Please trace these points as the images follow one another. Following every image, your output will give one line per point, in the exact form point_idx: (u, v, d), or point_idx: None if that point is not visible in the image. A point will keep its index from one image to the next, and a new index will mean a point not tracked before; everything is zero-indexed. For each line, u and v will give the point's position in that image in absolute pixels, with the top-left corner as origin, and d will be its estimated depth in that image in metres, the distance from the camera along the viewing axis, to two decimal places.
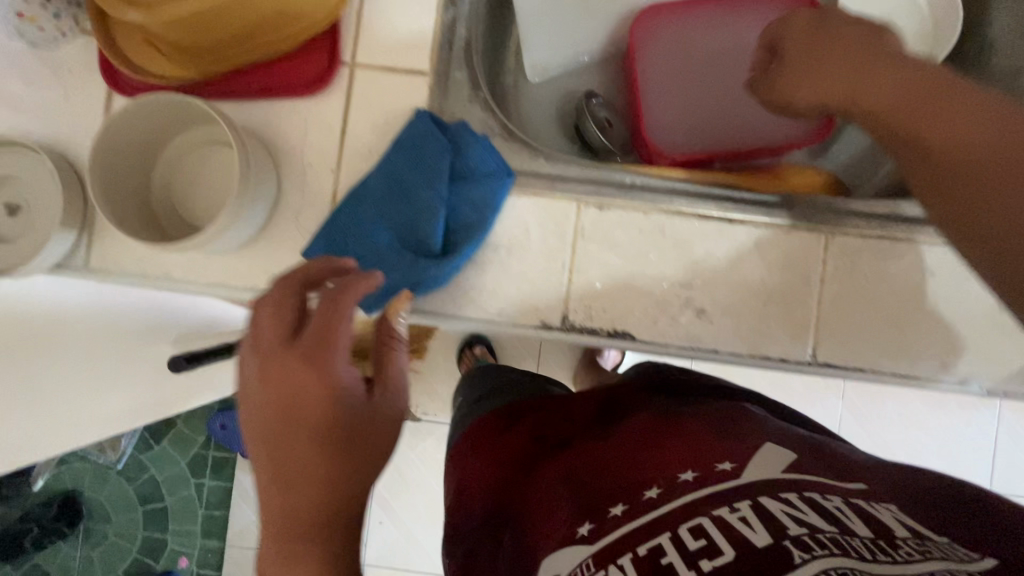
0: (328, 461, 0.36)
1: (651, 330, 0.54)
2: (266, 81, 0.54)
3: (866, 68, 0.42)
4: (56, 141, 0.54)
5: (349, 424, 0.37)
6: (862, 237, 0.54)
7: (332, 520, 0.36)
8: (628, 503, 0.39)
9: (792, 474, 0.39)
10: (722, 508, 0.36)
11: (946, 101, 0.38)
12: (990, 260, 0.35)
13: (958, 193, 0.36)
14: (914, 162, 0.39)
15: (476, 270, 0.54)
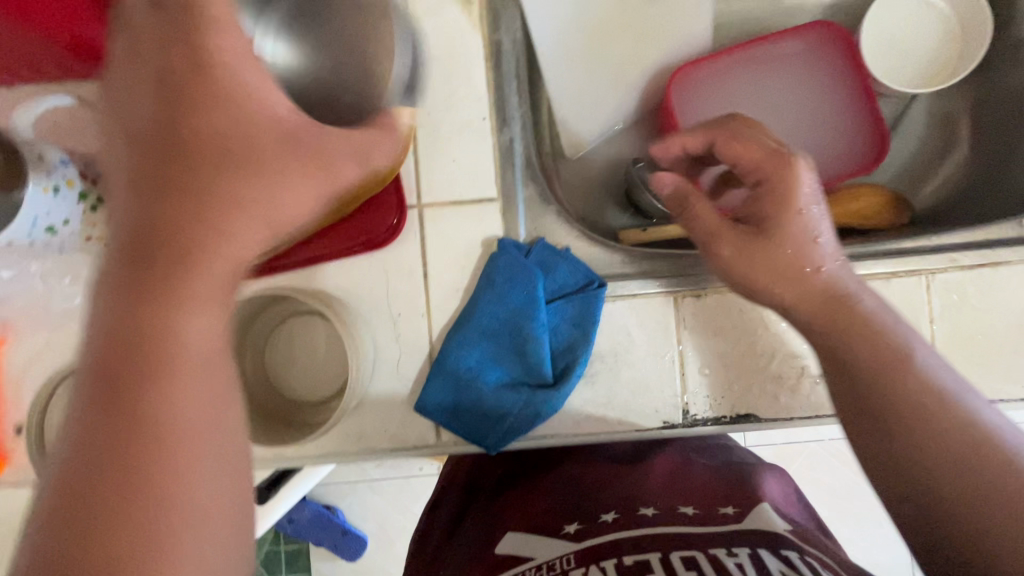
0: (148, 288, 0.27)
1: (775, 406, 0.53)
2: (339, 243, 0.53)
3: (842, 316, 0.43)
4: None
5: (169, 298, 0.27)
6: (960, 270, 0.53)
7: (110, 416, 0.25)
8: (620, 515, 0.49)
9: (789, 534, 0.44)
10: (720, 550, 0.41)
11: (904, 383, 0.39)
12: (910, 524, 0.38)
13: (892, 465, 0.39)
14: (867, 430, 0.40)
15: (588, 384, 0.53)
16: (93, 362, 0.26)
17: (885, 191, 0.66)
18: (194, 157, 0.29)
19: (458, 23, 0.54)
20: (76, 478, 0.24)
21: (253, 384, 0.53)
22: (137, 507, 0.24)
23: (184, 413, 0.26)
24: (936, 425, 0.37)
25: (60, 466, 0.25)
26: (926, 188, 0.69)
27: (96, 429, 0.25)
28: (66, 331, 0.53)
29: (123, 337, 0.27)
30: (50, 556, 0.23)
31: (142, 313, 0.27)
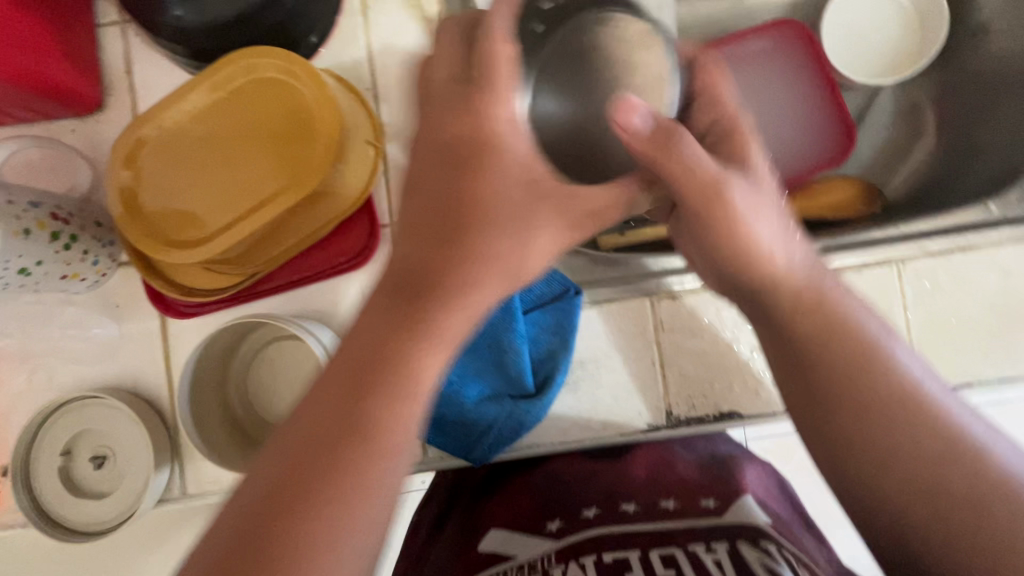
0: (391, 337, 0.31)
1: (757, 403, 0.53)
2: (317, 265, 0.54)
3: (820, 304, 0.36)
4: (124, 379, 0.53)
5: (391, 348, 0.30)
6: (930, 256, 0.54)
7: (349, 431, 0.29)
8: (602, 510, 0.47)
9: (768, 526, 0.42)
10: (699, 546, 0.40)
11: (880, 382, 0.34)
12: (875, 537, 0.34)
13: (858, 470, 0.34)
14: (832, 436, 0.35)
15: (570, 392, 0.54)
16: (340, 384, 0.30)
17: (856, 182, 0.67)
18: (449, 223, 0.33)
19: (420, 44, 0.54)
20: (309, 458, 0.28)
21: (235, 412, 0.53)
22: (340, 505, 0.28)
23: (388, 444, 0.29)
24: (916, 439, 0.33)
25: (297, 446, 0.29)
26: (899, 174, 0.69)
27: (331, 423, 0.29)
28: (48, 372, 0.53)
29: (360, 355, 0.30)
30: (265, 515, 0.27)
31: (379, 337, 0.31)
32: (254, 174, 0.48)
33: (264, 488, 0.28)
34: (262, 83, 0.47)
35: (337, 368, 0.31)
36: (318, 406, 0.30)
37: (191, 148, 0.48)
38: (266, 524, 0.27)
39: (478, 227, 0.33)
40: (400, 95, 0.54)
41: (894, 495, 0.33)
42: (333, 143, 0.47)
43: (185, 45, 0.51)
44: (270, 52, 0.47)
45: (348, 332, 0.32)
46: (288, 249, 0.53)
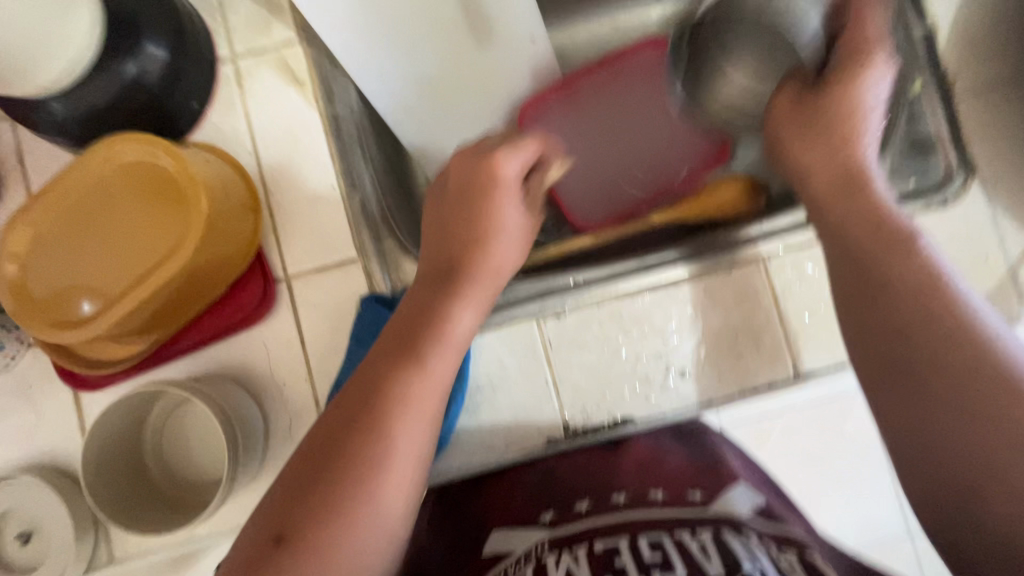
0: (440, 288, 0.47)
1: (646, 407, 0.56)
2: (219, 323, 0.56)
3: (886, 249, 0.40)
4: (44, 455, 0.55)
5: (442, 287, 0.47)
6: (792, 250, 0.57)
7: (410, 339, 0.45)
8: (593, 502, 0.51)
9: (753, 515, 0.46)
10: (685, 532, 0.42)
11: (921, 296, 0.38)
12: (904, 428, 0.37)
13: (887, 362, 0.38)
14: (889, 350, 0.38)
15: (471, 416, 0.56)
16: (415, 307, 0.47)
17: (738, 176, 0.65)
18: (460, 221, 0.50)
19: (296, 104, 0.58)
20: (385, 356, 0.44)
21: (153, 473, 0.55)
22: (387, 413, 0.42)
23: (424, 373, 0.44)
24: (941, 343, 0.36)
25: (378, 353, 0.45)
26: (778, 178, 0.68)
27: (399, 334, 0.45)
28: None
29: (411, 317, 0.46)
30: (353, 396, 0.43)
31: (426, 304, 0.47)
32: (137, 251, 0.50)
33: (343, 399, 0.43)
34: (126, 169, 0.50)
35: (393, 328, 0.46)
36: (379, 351, 0.45)
37: (71, 235, 0.50)
38: (340, 425, 0.41)
39: (484, 227, 0.49)
40: (282, 154, 0.58)
41: (925, 380, 0.36)
42: (201, 196, 0.49)
43: (66, 136, 0.54)
44: (124, 137, 0.49)
45: (404, 303, 0.48)
46: (184, 316, 0.54)
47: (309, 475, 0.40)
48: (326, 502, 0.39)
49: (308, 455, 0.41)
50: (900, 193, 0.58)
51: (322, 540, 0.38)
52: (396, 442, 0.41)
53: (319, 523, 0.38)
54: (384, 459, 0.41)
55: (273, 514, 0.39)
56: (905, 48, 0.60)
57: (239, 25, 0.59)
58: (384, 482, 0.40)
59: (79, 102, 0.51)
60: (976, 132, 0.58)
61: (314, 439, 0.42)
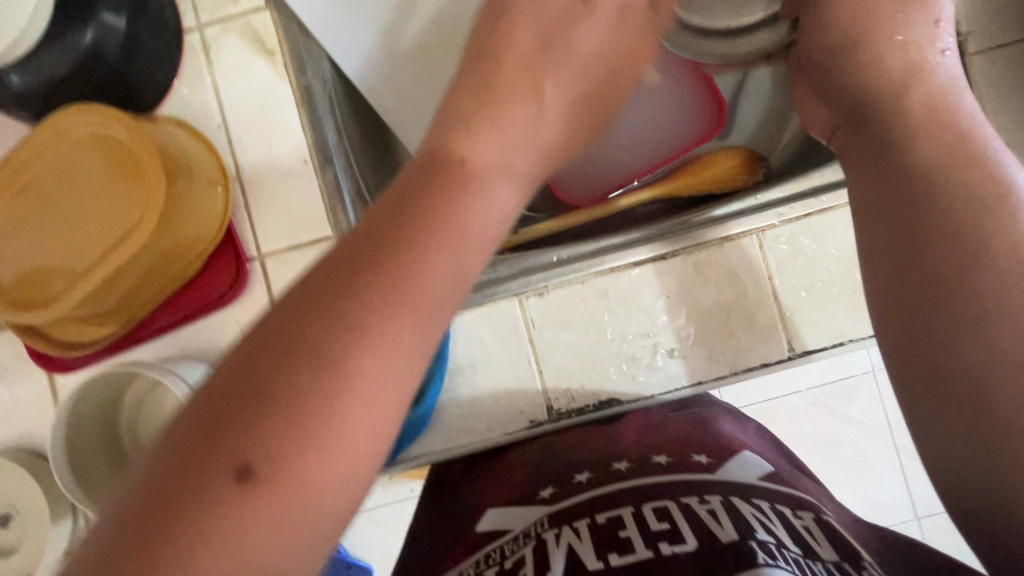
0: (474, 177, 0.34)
1: (631, 389, 0.54)
2: (192, 303, 0.55)
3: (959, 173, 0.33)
4: (20, 438, 0.55)
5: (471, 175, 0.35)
6: (789, 223, 0.54)
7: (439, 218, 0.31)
8: (593, 473, 0.47)
9: (763, 483, 0.43)
10: (692, 499, 0.40)
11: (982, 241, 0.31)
12: (911, 398, 0.33)
13: (938, 316, 0.31)
14: (922, 296, 0.32)
15: (450, 397, 0.55)
16: (447, 186, 0.33)
17: (734, 149, 0.61)
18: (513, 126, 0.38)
19: (266, 75, 0.55)
20: (397, 231, 0.31)
21: (126, 453, 0.55)
22: (380, 310, 0.28)
23: (436, 258, 0.30)
24: (994, 295, 0.30)
25: (384, 229, 0.31)
26: (778, 152, 0.65)
27: (419, 209, 0.32)
28: None
29: (414, 192, 0.33)
30: (348, 275, 0.29)
31: (441, 182, 0.33)
32: (96, 228, 0.49)
33: (306, 286, 0.29)
34: (83, 144, 0.48)
35: (386, 204, 0.33)
36: (363, 230, 0.31)
37: (30, 212, 0.49)
38: (303, 320, 0.28)
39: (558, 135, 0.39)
40: (252, 128, 0.55)
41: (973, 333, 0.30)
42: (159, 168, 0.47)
43: (26, 110, 0.52)
44: (81, 109, 0.47)
45: (414, 178, 0.34)
46: (152, 297, 0.53)
47: (253, 388, 0.26)
48: (281, 429, 0.26)
49: (250, 362, 0.27)
50: None
51: (296, 476, 0.25)
52: (394, 352, 0.28)
53: (271, 458, 0.25)
54: (377, 374, 0.27)
55: (195, 444, 0.26)
56: None
57: None
58: (386, 402, 0.28)
59: (40, 73, 0.50)
60: (989, 95, 0.54)
61: (279, 326, 0.28)
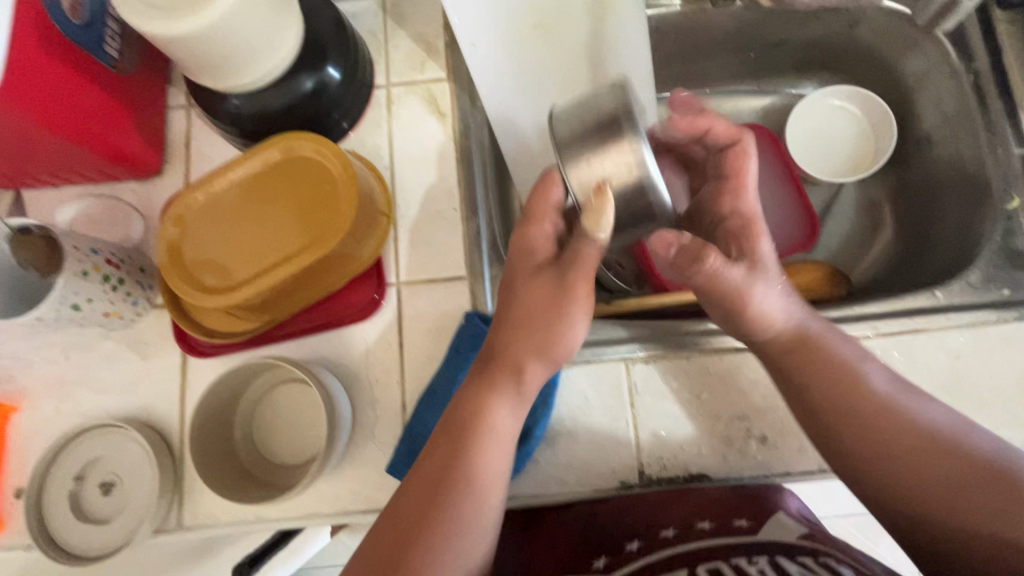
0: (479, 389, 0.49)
1: (722, 466, 0.56)
2: (330, 315, 0.60)
3: (812, 355, 0.53)
4: (142, 409, 0.58)
5: (491, 364, 0.50)
6: (884, 336, 0.59)
7: (475, 422, 0.48)
8: (644, 542, 0.51)
9: (806, 541, 0.49)
10: (741, 560, 0.47)
11: (843, 397, 0.51)
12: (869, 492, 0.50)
13: (845, 455, 0.50)
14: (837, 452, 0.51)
15: (549, 446, 0.57)
16: (474, 389, 0.49)
17: (822, 267, 0.72)
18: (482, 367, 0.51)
19: (435, 132, 0.64)
20: (462, 426, 0.48)
21: (237, 447, 0.57)
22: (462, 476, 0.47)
23: (482, 462, 0.48)
24: (871, 432, 0.50)
25: (453, 418, 0.49)
26: (861, 269, 0.75)
27: (463, 408, 0.49)
28: (74, 400, 0.58)
29: (473, 389, 0.50)
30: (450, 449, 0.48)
31: (481, 402, 0.49)
32: (280, 235, 0.55)
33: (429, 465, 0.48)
34: (289, 162, 0.56)
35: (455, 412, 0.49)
36: (449, 428, 0.49)
37: (232, 214, 0.56)
38: (430, 489, 0.47)
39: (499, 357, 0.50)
40: (414, 173, 0.63)
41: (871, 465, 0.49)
42: (352, 196, 0.54)
43: (237, 127, 0.60)
44: (304, 136, 0.55)
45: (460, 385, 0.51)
46: (299, 302, 0.59)
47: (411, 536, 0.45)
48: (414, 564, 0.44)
49: (395, 529, 0.46)
50: (991, 301, 0.60)
51: None
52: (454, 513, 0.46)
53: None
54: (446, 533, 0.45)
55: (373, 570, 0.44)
56: (1004, 167, 0.63)
57: (398, 59, 0.66)
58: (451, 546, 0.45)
59: (258, 103, 0.57)
60: None
61: (405, 505, 0.46)
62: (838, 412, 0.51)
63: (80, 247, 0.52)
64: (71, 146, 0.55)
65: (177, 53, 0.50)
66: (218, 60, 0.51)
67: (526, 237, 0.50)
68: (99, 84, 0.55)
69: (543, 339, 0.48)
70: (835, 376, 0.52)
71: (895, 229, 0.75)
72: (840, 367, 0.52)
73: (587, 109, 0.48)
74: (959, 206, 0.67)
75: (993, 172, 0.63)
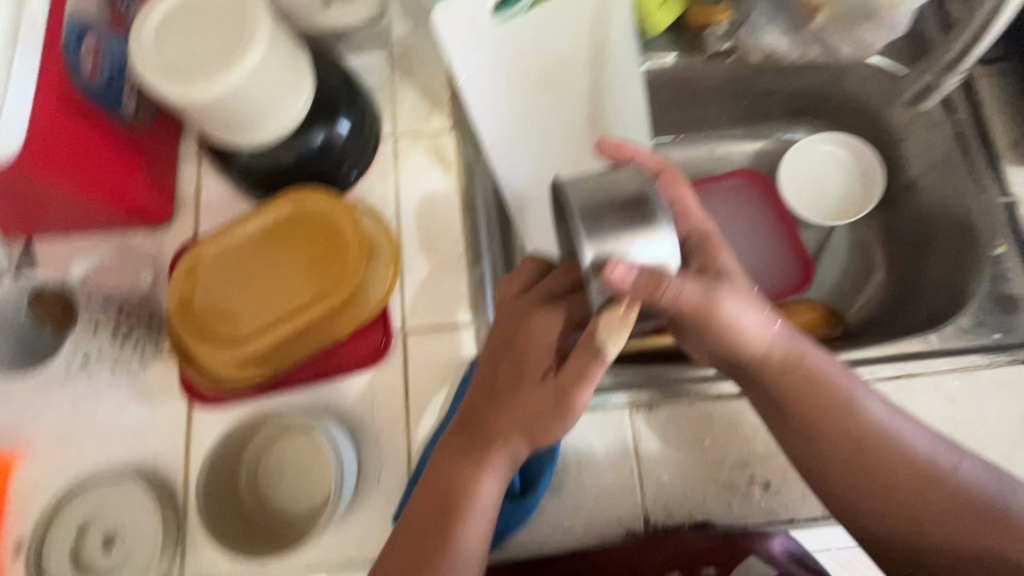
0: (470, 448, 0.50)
1: (726, 514, 0.57)
2: (335, 364, 0.61)
3: (810, 397, 0.50)
4: (147, 459, 0.58)
5: (477, 426, 0.50)
6: (881, 381, 0.60)
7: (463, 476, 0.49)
8: None
9: None
10: None
11: (839, 442, 0.50)
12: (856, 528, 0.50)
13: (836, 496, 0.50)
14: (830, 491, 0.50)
15: (554, 494, 0.58)
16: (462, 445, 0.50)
17: (818, 308, 0.73)
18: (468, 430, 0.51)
19: (440, 182, 0.66)
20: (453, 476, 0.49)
21: (243, 498, 0.57)
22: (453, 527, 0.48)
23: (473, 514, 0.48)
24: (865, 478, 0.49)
25: (444, 472, 0.50)
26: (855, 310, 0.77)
27: (457, 460, 0.50)
28: (78, 450, 0.58)
29: (462, 440, 0.50)
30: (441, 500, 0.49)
31: (470, 455, 0.50)
32: (292, 286, 0.59)
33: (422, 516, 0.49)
34: (298, 217, 0.60)
35: (445, 462, 0.50)
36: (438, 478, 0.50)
37: (243, 265, 0.59)
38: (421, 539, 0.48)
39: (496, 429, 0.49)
40: (420, 221, 0.65)
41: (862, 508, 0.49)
42: (362, 248, 0.59)
43: (247, 179, 0.62)
44: (315, 192, 0.59)
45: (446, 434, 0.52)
46: (303, 353, 0.60)
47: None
48: None
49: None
50: (982, 345, 0.61)
51: None
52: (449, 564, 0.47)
53: None
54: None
55: None
56: (988, 215, 0.65)
57: (404, 111, 0.69)
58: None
59: (269, 157, 0.59)
60: None
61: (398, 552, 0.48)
62: (835, 458, 0.50)
63: None
64: (77, 197, 0.56)
65: (193, 114, 0.52)
66: (233, 122, 0.53)
67: (529, 316, 0.51)
68: (114, 140, 0.57)
69: (537, 423, 0.48)
70: (850, 424, 0.49)
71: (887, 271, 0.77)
72: (855, 421, 0.49)
73: (603, 184, 0.45)
74: (948, 249, 0.69)
75: (978, 219, 0.66)
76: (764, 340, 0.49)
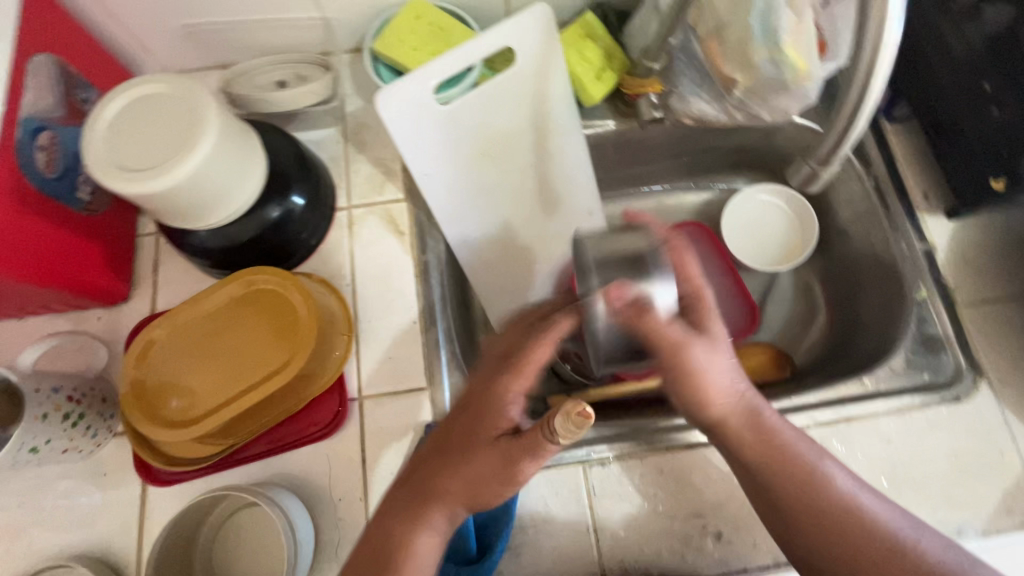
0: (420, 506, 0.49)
1: (682, 567, 0.58)
2: (290, 435, 0.61)
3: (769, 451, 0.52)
4: (98, 544, 0.57)
5: (424, 483, 0.50)
6: (821, 424, 0.63)
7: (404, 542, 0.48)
8: None
9: None
10: None
11: (798, 492, 0.51)
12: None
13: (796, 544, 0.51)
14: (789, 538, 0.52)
15: (512, 556, 0.58)
16: (404, 501, 0.50)
17: (765, 351, 0.76)
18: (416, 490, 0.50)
19: (394, 249, 0.68)
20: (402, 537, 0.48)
21: None
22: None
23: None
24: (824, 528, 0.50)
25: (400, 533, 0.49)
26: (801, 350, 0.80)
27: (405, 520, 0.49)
28: (28, 539, 0.57)
29: (409, 496, 0.50)
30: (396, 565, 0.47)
31: (416, 516, 0.49)
32: (243, 362, 0.59)
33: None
34: (255, 292, 0.61)
35: (395, 529, 0.49)
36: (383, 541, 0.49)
37: (199, 340, 0.60)
38: None
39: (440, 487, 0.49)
40: (375, 288, 0.67)
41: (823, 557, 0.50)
42: (314, 325, 0.59)
43: (203, 257, 0.63)
44: (264, 270, 0.60)
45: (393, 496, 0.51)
46: (257, 426, 0.60)
47: None
48: None
49: None
50: (915, 384, 0.64)
51: None
52: None
53: None
54: None
55: None
56: (911, 261, 0.70)
57: (358, 182, 0.72)
58: None
59: (223, 236, 0.61)
60: (981, 340, 0.66)
61: None
62: (798, 507, 0.51)
63: (41, 389, 0.53)
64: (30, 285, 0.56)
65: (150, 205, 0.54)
66: (189, 210, 0.55)
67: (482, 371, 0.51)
68: (69, 227, 0.58)
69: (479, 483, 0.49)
70: (806, 477, 0.51)
71: (828, 312, 0.81)
72: (815, 476, 0.52)
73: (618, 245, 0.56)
74: (879, 291, 0.73)
75: (903, 264, 0.70)
76: (727, 394, 0.52)
